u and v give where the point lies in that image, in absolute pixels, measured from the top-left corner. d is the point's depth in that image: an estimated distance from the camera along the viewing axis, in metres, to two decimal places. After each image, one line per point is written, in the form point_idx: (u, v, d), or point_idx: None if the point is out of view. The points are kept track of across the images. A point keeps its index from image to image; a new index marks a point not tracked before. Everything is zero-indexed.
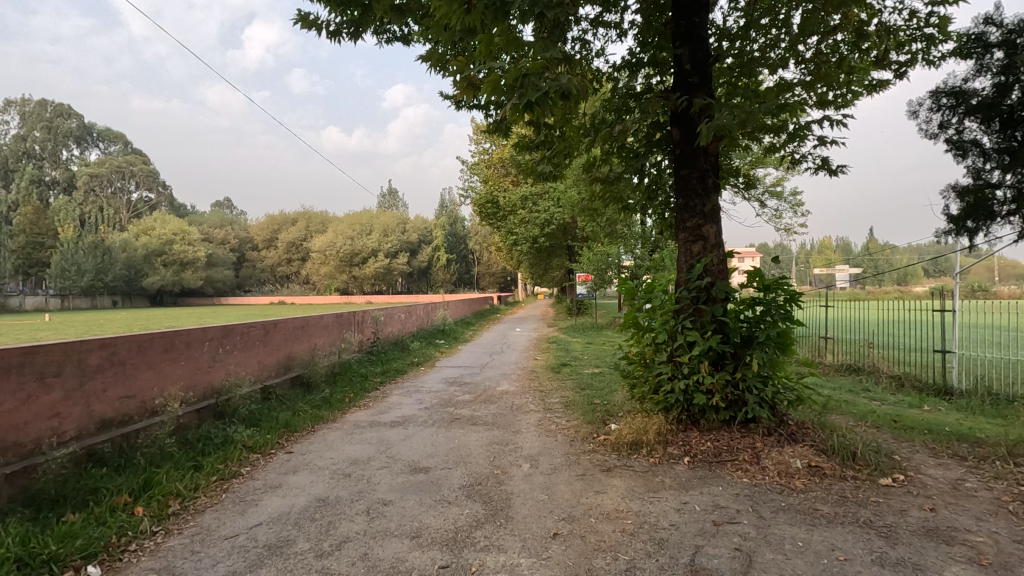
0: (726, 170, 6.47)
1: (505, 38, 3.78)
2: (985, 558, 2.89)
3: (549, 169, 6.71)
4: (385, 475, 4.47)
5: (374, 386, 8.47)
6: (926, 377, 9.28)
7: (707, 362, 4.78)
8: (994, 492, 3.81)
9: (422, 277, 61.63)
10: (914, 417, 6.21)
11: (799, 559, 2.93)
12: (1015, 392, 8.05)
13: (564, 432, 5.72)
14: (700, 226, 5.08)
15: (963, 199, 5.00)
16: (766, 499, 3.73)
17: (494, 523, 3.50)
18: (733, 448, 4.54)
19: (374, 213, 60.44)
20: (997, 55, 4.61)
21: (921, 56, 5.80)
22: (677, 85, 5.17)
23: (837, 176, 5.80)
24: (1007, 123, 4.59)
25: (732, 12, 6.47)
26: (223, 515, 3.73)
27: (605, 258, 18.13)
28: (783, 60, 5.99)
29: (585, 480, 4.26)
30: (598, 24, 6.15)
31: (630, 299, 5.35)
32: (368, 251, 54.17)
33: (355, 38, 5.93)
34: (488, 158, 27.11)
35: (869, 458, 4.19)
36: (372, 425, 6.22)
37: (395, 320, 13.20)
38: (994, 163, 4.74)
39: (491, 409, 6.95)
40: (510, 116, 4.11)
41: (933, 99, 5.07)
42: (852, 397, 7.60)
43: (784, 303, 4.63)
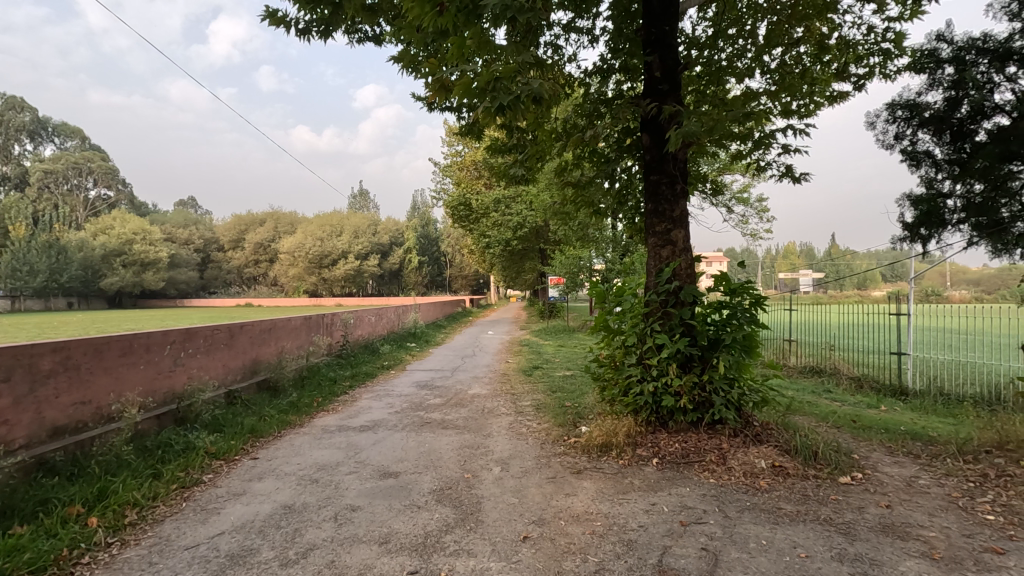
0: (693, 176, 6.61)
1: (478, 41, 3.78)
2: (938, 553, 3.00)
3: (521, 173, 6.75)
4: (354, 480, 4.40)
5: (343, 390, 8.34)
6: (884, 378, 9.64)
7: (675, 364, 4.86)
8: (945, 488, 3.98)
9: (393, 279, 61.04)
10: (871, 417, 6.44)
11: (763, 557, 3.00)
12: (965, 392, 8.44)
13: (535, 435, 5.74)
14: (669, 231, 5.16)
15: (917, 208, 5.24)
16: (732, 499, 3.81)
17: (464, 528, 3.48)
18: (700, 449, 4.63)
19: (345, 215, 59.62)
20: (948, 71, 4.83)
21: (878, 69, 6.03)
22: (647, 92, 5.24)
23: (800, 184, 5.98)
24: (957, 135, 4.82)
25: (700, 21, 6.65)
26: (184, 524, 3.61)
27: (576, 261, 18.28)
28: (749, 69, 6.18)
29: (556, 482, 4.29)
30: (570, 29, 6.23)
31: (600, 302, 5.41)
32: (338, 253, 53.41)
33: (325, 37, 5.86)
34: (460, 160, 26.92)
35: (830, 457, 4.32)
36: (341, 430, 6.12)
37: (365, 323, 13.04)
38: (945, 174, 4.96)
39: (462, 412, 6.93)
40: (481, 119, 4.10)
41: (890, 111, 5.31)
42: (813, 398, 7.86)
43: (750, 306, 4.73)
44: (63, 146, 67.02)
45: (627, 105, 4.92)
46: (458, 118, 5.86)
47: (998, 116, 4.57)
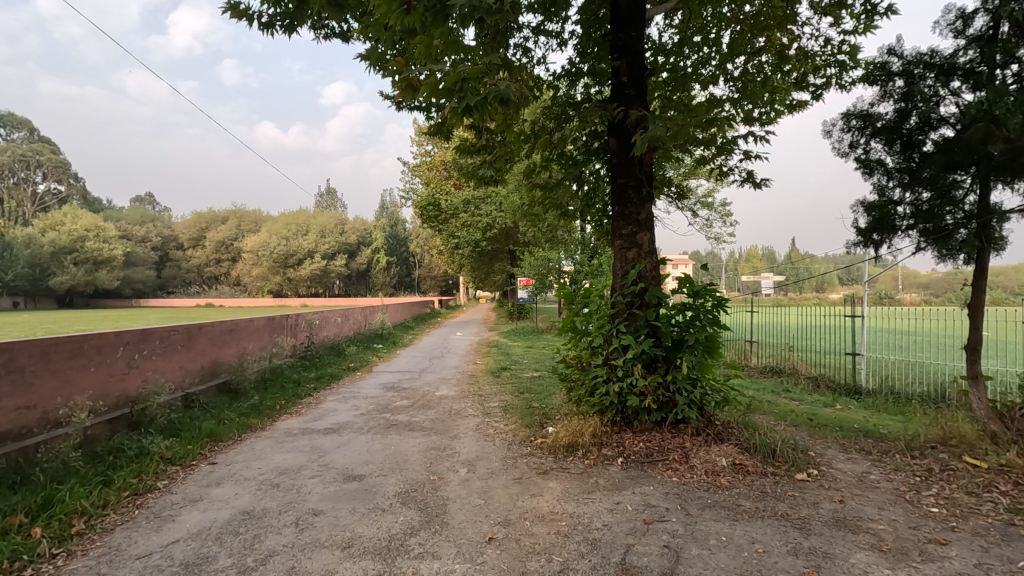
0: (659, 180, 6.74)
1: (445, 40, 3.77)
2: (886, 545, 3.14)
3: (490, 174, 6.76)
4: (317, 484, 4.32)
5: (307, 392, 8.16)
6: (839, 378, 10.00)
7: (640, 365, 4.93)
8: (893, 483, 4.15)
9: (361, 279, 60.18)
10: (828, 415, 6.66)
11: (722, 553, 3.08)
12: (914, 391, 8.83)
13: (502, 436, 5.74)
14: (634, 233, 5.24)
15: (870, 214, 5.39)
16: (694, 497, 3.89)
17: (429, 530, 3.45)
18: (664, 448, 4.71)
19: (311, 215, 58.51)
20: (898, 83, 5.05)
21: (834, 80, 6.26)
22: (614, 96, 5.31)
23: (761, 189, 6.17)
24: (906, 145, 5.05)
25: (667, 28, 6.79)
26: (136, 533, 3.48)
27: (545, 262, 18.39)
28: (713, 76, 6.35)
29: (522, 483, 4.30)
30: (540, 32, 6.27)
31: (568, 304, 5.45)
32: (304, 253, 52.38)
33: (290, 31, 5.75)
34: (430, 160, 26.77)
35: (787, 455, 4.46)
36: (304, 433, 5.99)
37: (332, 324, 12.81)
38: (896, 182, 5.18)
39: (429, 414, 6.87)
40: (448, 119, 4.09)
41: (845, 121, 5.50)
42: (773, 398, 8.09)
43: (712, 308, 4.85)
44: (10, 137, 63.67)
45: (594, 109, 4.99)
46: (427, 117, 5.81)
47: (944, 128, 4.81)
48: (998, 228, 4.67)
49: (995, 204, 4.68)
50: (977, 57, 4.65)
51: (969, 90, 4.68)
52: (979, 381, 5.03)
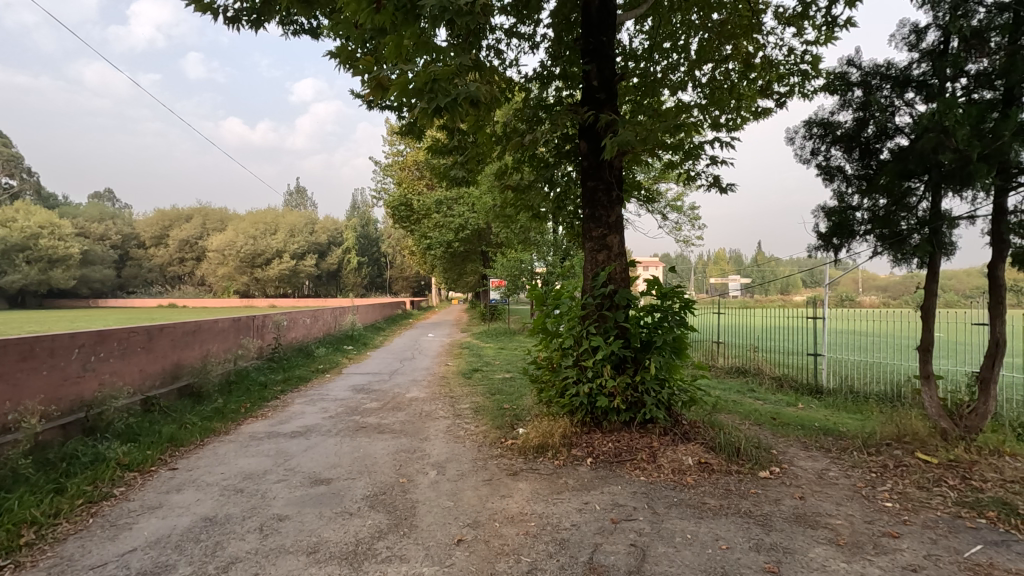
0: (630, 184, 6.84)
1: (415, 41, 3.75)
2: (842, 539, 3.25)
3: (462, 175, 6.74)
4: (282, 489, 4.23)
5: (274, 395, 7.99)
6: (802, 378, 10.30)
7: (610, 366, 4.99)
8: (851, 479, 4.30)
9: (331, 280, 59.25)
10: (791, 414, 6.84)
11: (687, 551, 3.13)
12: (872, 389, 9.16)
13: (472, 437, 5.73)
14: (604, 236, 5.31)
15: (830, 219, 5.56)
16: (661, 496, 3.96)
17: (397, 533, 3.42)
18: (632, 448, 4.77)
19: (279, 214, 57.33)
20: (857, 93, 5.24)
21: (797, 88, 6.45)
22: (585, 100, 5.35)
23: (727, 193, 6.34)
24: (864, 153, 5.25)
25: (637, 34, 6.89)
26: (90, 542, 3.35)
27: (518, 264, 18.43)
28: (682, 83, 6.48)
29: (492, 484, 4.30)
30: (512, 34, 6.30)
31: (539, 305, 5.47)
32: (272, 252, 51.29)
33: (257, 27, 5.64)
34: (402, 160, 26.53)
35: (750, 453, 4.57)
36: (270, 436, 5.87)
37: (300, 325, 12.56)
38: (855, 188, 5.36)
39: (399, 416, 6.81)
40: (418, 119, 4.06)
41: (807, 128, 5.67)
42: (739, 398, 8.30)
43: (679, 310, 4.96)
44: None
45: (565, 112, 5.03)
46: (398, 117, 5.75)
47: (899, 137, 5.02)
48: (948, 233, 4.89)
49: (946, 211, 4.88)
50: (929, 70, 4.86)
51: (922, 101, 4.90)
52: (932, 380, 5.07)
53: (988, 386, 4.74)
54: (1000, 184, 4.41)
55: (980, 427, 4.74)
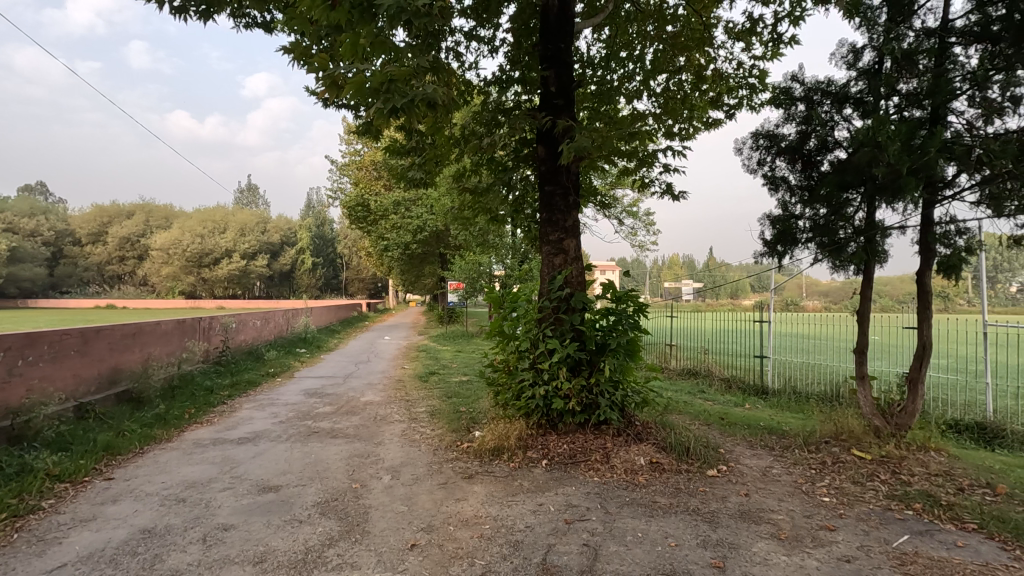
0: (586, 189, 6.95)
1: (372, 40, 3.71)
2: (784, 533, 3.39)
3: (420, 176, 6.69)
4: (228, 497, 4.08)
5: (220, 400, 7.68)
6: (749, 379, 10.69)
7: (565, 368, 5.05)
8: (793, 475, 4.50)
9: (284, 281, 57.52)
10: (738, 414, 7.10)
11: (638, 548, 3.21)
12: (813, 389, 9.60)
13: (428, 441, 5.68)
14: (561, 240, 5.38)
15: (775, 227, 5.80)
16: (613, 495, 4.04)
17: (348, 540, 3.35)
18: (587, 449, 4.84)
19: (229, 213, 55.29)
20: (800, 108, 5.50)
21: (746, 101, 6.72)
22: (543, 105, 5.41)
23: (679, 201, 6.54)
24: (806, 164, 5.52)
25: (595, 42, 7.03)
26: (13, 559, 3.13)
27: (476, 266, 18.41)
28: (638, 92, 6.65)
29: (447, 488, 4.27)
30: (471, 38, 6.31)
31: (496, 308, 5.48)
32: (221, 252, 49.39)
33: (207, 18, 5.45)
34: (359, 159, 26.10)
35: (699, 453, 4.72)
36: (216, 443, 5.64)
37: (250, 328, 12.14)
38: (798, 198, 5.62)
39: (353, 420, 6.67)
40: (374, 119, 4.01)
41: (754, 140, 5.91)
42: (690, 399, 8.55)
43: (633, 313, 5.08)
44: None
45: (523, 116, 5.07)
46: (354, 117, 5.57)
47: (837, 150, 5.31)
48: (881, 242, 5.20)
49: (879, 221, 5.19)
50: (864, 88, 5.15)
51: (858, 117, 5.19)
52: (866, 380, 5.32)
53: (916, 386, 5.04)
54: (927, 197, 4.73)
55: (908, 424, 4.99)
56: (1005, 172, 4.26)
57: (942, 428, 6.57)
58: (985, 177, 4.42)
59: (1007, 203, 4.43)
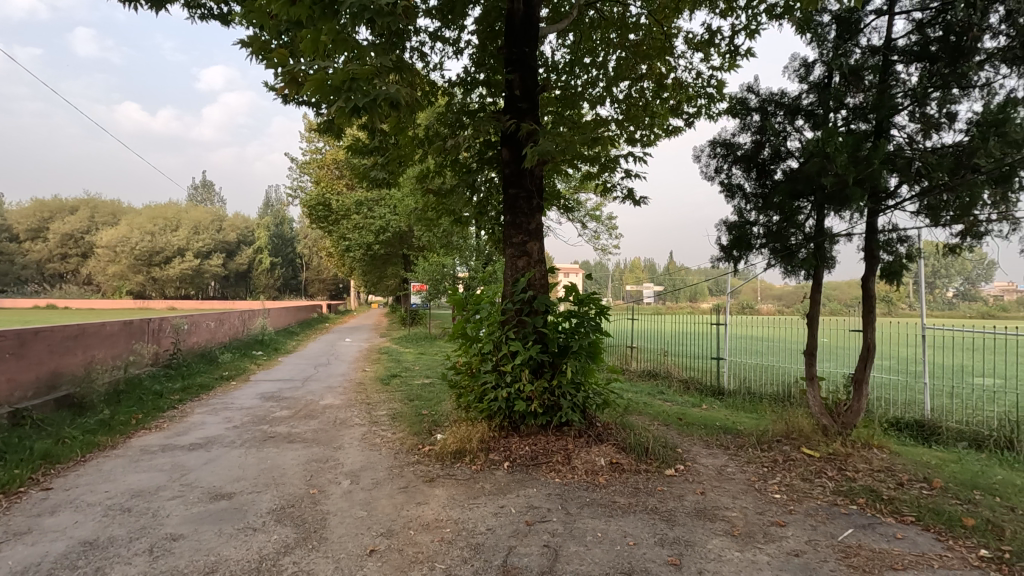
0: (550, 193, 7.01)
1: (334, 37, 3.65)
2: (737, 529, 3.50)
3: (382, 176, 6.61)
4: (177, 506, 3.92)
5: (170, 405, 7.38)
6: (706, 380, 10.98)
7: (528, 370, 5.07)
8: (746, 473, 4.65)
9: (240, 281, 55.75)
10: (695, 415, 7.28)
11: (598, 548, 3.25)
12: (766, 390, 9.94)
13: (388, 445, 5.60)
14: (525, 242, 5.41)
15: (731, 233, 5.97)
16: (574, 496, 4.08)
17: (305, 547, 3.27)
18: (548, 450, 4.88)
19: (183, 210, 53.25)
20: (755, 118, 5.70)
21: (704, 110, 6.92)
22: (507, 108, 5.43)
23: (640, 206, 6.67)
24: (761, 172, 5.73)
25: (559, 47, 7.10)
26: None
27: (440, 268, 18.31)
28: (601, 98, 6.75)
29: (407, 492, 4.23)
30: (436, 38, 6.28)
31: (460, 310, 5.46)
32: (173, 250, 47.48)
33: (159, 8, 5.24)
34: (320, 157, 25.59)
35: (658, 452, 4.82)
36: (165, 450, 5.42)
37: (203, 329, 11.70)
38: (753, 205, 5.82)
39: (311, 425, 6.51)
40: (335, 117, 3.94)
41: (711, 148, 6.08)
42: (649, 400, 8.71)
43: (595, 315, 5.15)
44: None
45: (488, 118, 5.08)
46: (315, 114, 5.44)
47: (790, 160, 5.52)
48: (829, 248, 5.42)
49: (828, 228, 5.41)
50: (814, 101, 5.39)
51: (809, 129, 5.42)
52: (815, 381, 5.53)
53: (861, 386, 5.27)
54: (871, 206, 4.99)
55: (854, 422, 5.22)
56: (941, 184, 4.54)
57: (884, 427, 6.91)
58: (924, 188, 4.69)
59: (943, 212, 4.71)
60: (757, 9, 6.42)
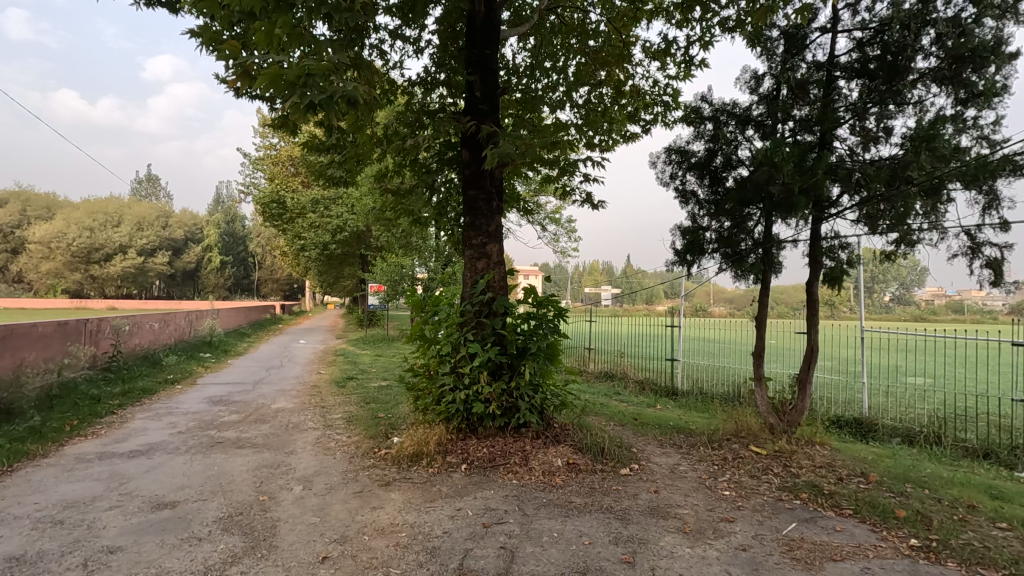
0: (510, 195, 7.04)
1: (289, 31, 3.56)
2: (688, 527, 3.60)
3: (339, 175, 6.48)
4: (115, 517, 3.72)
5: (108, 410, 6.99)
6: (661, 381, 11.23)
7: (486, 372, 5.07)
8: (698, 471, 4.78)
9: (187, 281, 53.46)
10: (650, 415, 7.44)
11: (554, 548, 3.27)
12: (717, 390, 10.26)
13: (343, 449, 5.48)
14: (484, 244, 5.40)
15: (684, 238, 6.12)
16: (532, 497, 4.10)
17: (253, 556, 3.17)
18: (506, 452, 4.88)
19: (125, 205, 50.69)
20: (708, 127, 5.88)
21: (661, 117, 7.09)
22: (467, 109, 5.42)
23: (598, 210, 6.78)
24: (713, 180, 5.91)
25: (520, 51, 7.14)
26: None
27: (398, 268, 18.08)
28: (561, 102, 6.83)
29: (362, 496, 4.15)
30: (396, 37, 6.21)
31: (418, 311, 5.41)
32: (114, 247, 45.12)
33: None
34: (275, 153, 24.89)
35: (613, 452, 4.90)
36: (103, 458, 5.13)
37: (146, 330, 11.15)
38: (706, 211, 5.99)
39: (262, 429, 6.30)
40: (289, 113, 3.83)
41: (667, 154, 6.23)
42: (605, 401, 8.85)
43: (553, 317, 5.19)
44: None
45: (448, 119, 5.05)
46: (268, 109, 5.28)
47: (740, 168, 5.73)
48: (777, 254, 5.65)
49: (775, 235, 5.64)
50: (764, 112, 5.60)
51: (758, 138, 5.63)
52: (763, 381, 5.74)
53: (806, 386, 5.50)
54: (816, 215, 5.23)
55: (798, 421, 5.45)
56: (879, 194, 4.81)
57: (826, 424, 7.25)
58: (863, 198, 4.95)
59: (879, 221, 4.92)
60: (711, 21, 6.64)
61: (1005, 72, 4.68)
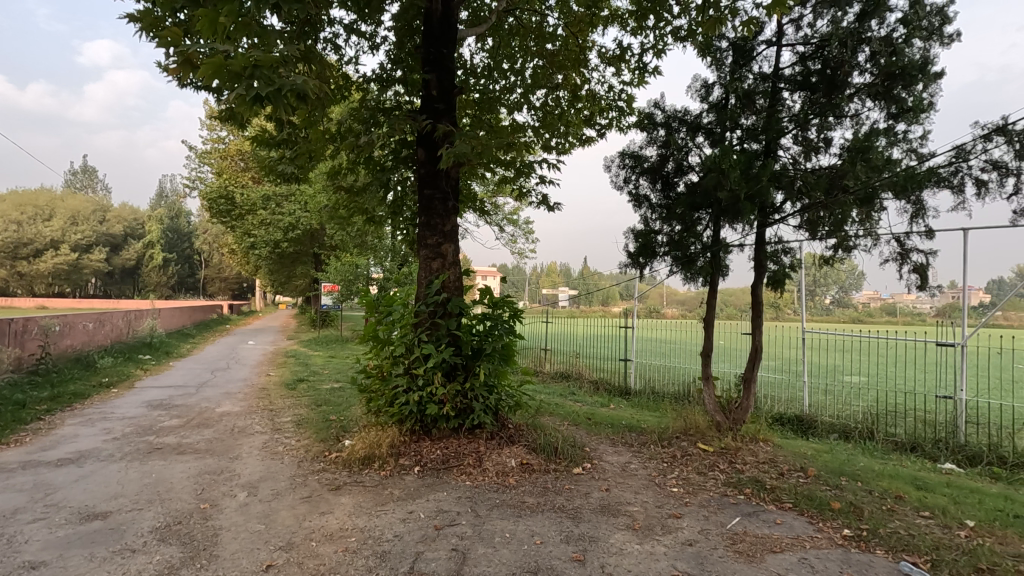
0: (465, 195, 7.01)
1: (235, 20, 3.43)
2: (637, 524, 3.67)
3: (290, 170, 6.29)
4: (39, 530, 3.49)
5: (34, 416, 6.54)
6: (615, 381, 11.41)
7: (440, 373, 5.02)
8: (648, 469, 4.89)
9: (127, 279, 50.75)
10: (604, 414, 7.55)
11: (505, 549, 3.28)
12: (669, 389, 10.51)
13: (292, 453, 5.32)
14: (439, 244, 5.36)
15: (636, 240, 6.24)
16: (485, 498, 4.09)
17: (191, 567, 3.03)
18: (459, 453, 4.86)
19: (58, 198, 47.68)
20: (661, 132, 6.02)
21: (615, 122, 7.22)
22: (423, 108, 5.36)
23: (554, 211, 6.84)
24: (665, 184, 6.06)
25: (478, 51, 7.13)
26: None
27: (353, 268, 17.71)
28: (518, 104, 6.87)
29: (310, 502, 4.04)
30: (351, 32, 6.09)
31: (371, 312, 5.32)
32: (45, 242, 42.35)
33: None
34: (223, 147, 23.99)
35: (566, 452, 4.95)
36: (27, 467, 4.80)
37: (78, 331, 10.50)
38: (658, 215, 6.13)
39: (205, 434, 6.04)
40: (235, 105, 3.68)
41: (621, 158, 6.34)
42: (559, 401, 8.93)
43: (508, 318, 5.19)
44: None
45: (403, 118, 4.99)
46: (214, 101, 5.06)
47: (691, 174, 5.90)
48: (723, 258, 5.86)
49: (723, 239, 5.85)
50: (713, 120, 5.78)
51: (707, 145, 5.81)
52: (711, 381, 5.92)
53: (750, 385, 5.71)
54: (761, 220, 5.45)
55: (743, 419, 5.65)
56: (819, 202, 5.06)
57: (770, 422, 7.55)
58: (804, 205, 5.19)
59: (819, 226, 5.27)
60: (664, 29, 6.80)
61: (931, 90, 5.02)
